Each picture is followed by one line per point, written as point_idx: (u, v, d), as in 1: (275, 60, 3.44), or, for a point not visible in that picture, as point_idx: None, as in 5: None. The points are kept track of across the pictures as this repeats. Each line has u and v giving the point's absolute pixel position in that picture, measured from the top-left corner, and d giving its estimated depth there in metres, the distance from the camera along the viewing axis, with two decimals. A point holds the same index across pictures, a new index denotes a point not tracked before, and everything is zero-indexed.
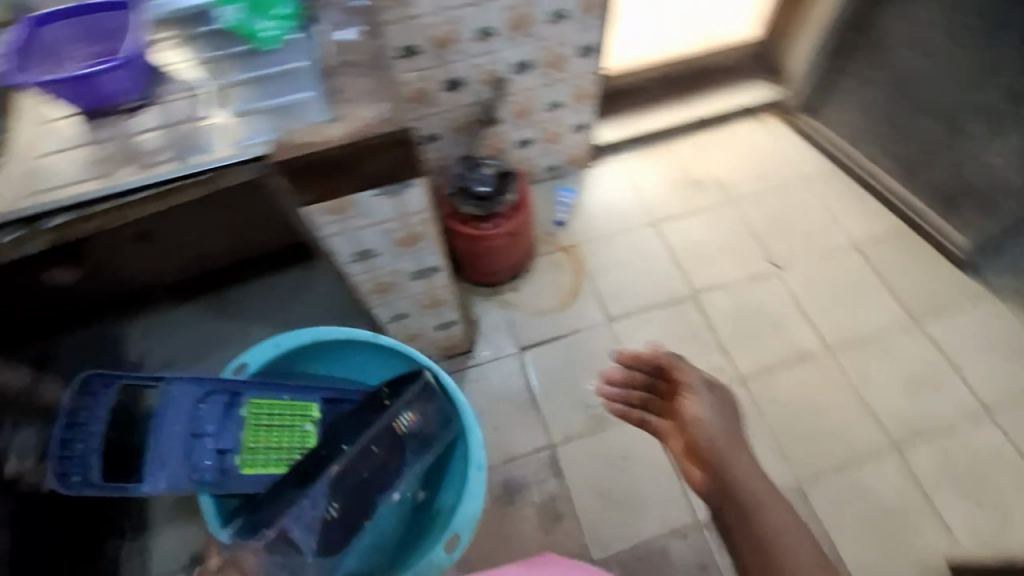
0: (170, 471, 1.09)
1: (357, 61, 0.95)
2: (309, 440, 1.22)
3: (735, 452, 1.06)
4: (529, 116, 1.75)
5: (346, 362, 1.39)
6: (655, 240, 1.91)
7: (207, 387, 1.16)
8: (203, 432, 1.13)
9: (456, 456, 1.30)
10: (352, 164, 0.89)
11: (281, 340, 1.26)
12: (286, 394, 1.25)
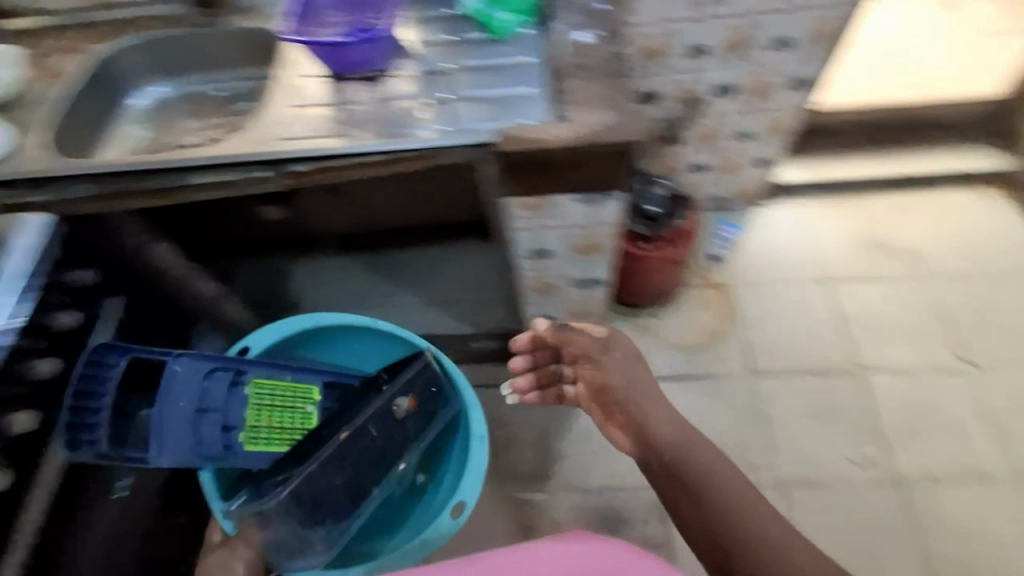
0: (170, 445, 1.08)
1: (588, 64, 0.92)
2: (310, 420, 1.26)
3: (658, 405, 0.98)
4: (711, 142, 1.60)
5: (345, 341, 1.41)
6: (822, 298, 1.73)
7: (212, 364, 1.16)
8: (211, 408, 1.14)
9: (460, 445, 1.35)
10: (566, 165, 0.87)
11: (287, 323, 1.30)
12: (290, 373, 1.27)
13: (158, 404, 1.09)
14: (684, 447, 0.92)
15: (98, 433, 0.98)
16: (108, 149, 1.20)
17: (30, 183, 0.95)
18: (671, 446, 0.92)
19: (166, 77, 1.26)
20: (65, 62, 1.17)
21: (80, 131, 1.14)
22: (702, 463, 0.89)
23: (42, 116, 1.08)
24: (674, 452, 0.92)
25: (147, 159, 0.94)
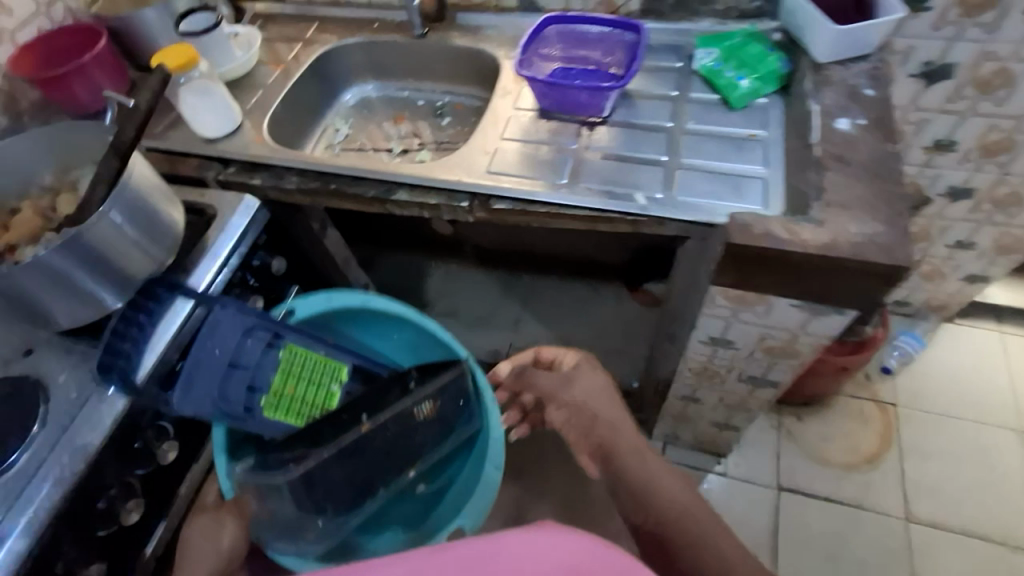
0: (197, 394, 0.81)
1: (849, 158, 0.79)
2: (333, 400, 0.92)
3: (613, 413, 0.88)
4: (919, 244, 1.39)
5: (393, 323, 1.12)
6: (1009, 450, 1.45)
7: (252, 316, 0.87)
8: (243, 361, 0.85)
9: (477, 468, 1.01)
10: (803, 272, 0.75)
11: (334, 296, 1.01)
12: (327, 347, 0.94)
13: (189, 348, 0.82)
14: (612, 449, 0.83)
15: (135, 363, 0.80)
16: (312, 141, 1.24)
17: (248, 167, 1.01)
18: (618, 463, 0.81)
19: (373, 80, 1.30)
20: (289, 53, 1.23)
21: (292, 121, 1.19)
22: (639, 467, 0.79)
23: (264, 103, 1.14)
24: (644, 475, 0.78)
25: (356, 167, 0.96)
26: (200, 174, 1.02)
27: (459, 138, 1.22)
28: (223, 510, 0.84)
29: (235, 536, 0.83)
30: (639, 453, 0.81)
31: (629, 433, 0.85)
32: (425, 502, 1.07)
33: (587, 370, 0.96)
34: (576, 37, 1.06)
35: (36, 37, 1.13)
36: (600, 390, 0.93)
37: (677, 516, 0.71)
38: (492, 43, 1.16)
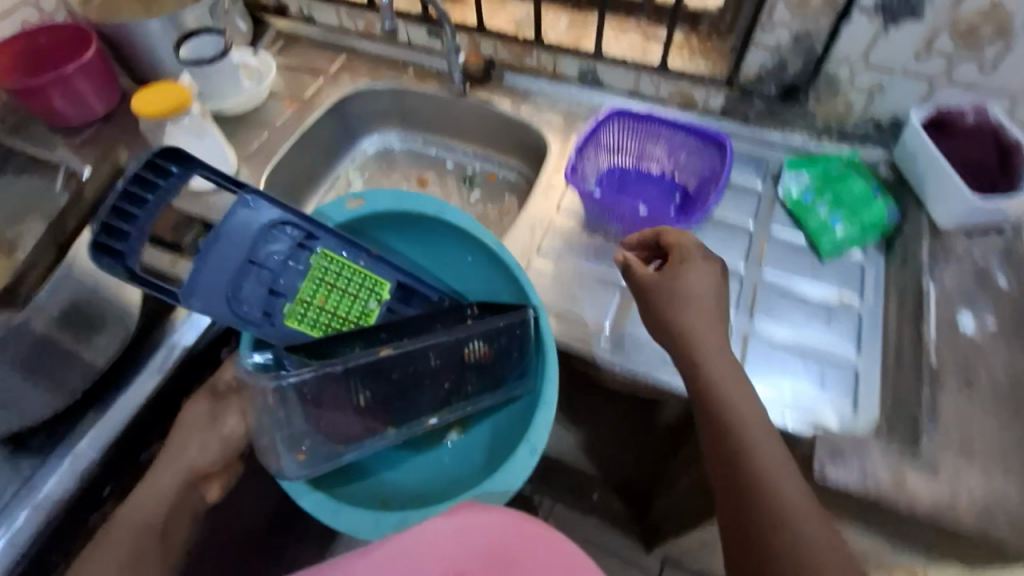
0: (210, 290, 0.62)
1: (976, 374, 0.63)
2: (372, 320, 0.77)
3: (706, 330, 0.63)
4: None
5: (452, 249, 0.83)
6: None
7: (288, 211, 0.67)
8: (266, 259, 0.67)
9: (509, 435, 0.77)
10: (901, 522, 0.59)
11: (406, 199, 0.78)
12: (365, 260, 0.76)
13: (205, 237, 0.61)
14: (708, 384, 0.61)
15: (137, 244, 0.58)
16: (318, 196, 1.07)
17: None
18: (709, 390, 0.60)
19: (399, 130, 1.13)
20: (308, 87, 1.06)
21: (300, 172, 1.03)
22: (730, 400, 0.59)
23: (269, 149, 0.97)
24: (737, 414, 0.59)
25: None
26: (177, 240, 0.81)
27: (488, 217, 1.06)
28: (222, 405, 0.67)
29: (231, 436, 0.67)
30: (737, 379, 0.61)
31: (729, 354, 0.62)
32: (447, 462, 0.80)
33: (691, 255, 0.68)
34: (641, 134, 0.90)
35: (14, 34, 0.95)
36: (706, 291, 0.65)
37: (755, 463, 0.56)
38: (543, 117, 1.00)
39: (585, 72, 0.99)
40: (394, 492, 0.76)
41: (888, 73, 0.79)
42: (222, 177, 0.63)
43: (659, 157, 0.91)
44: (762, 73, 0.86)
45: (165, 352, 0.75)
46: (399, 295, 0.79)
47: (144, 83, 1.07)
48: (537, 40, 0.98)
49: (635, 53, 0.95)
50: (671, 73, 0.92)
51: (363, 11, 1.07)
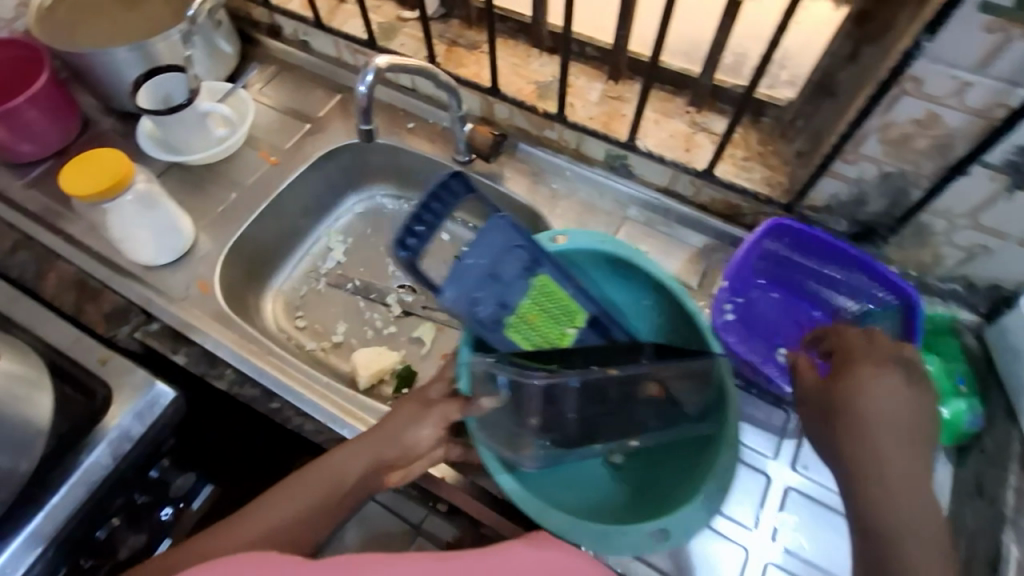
0: (462, 290, 0.58)
1: None
2: (567, 344, 0.65)
3: (890, 435, 0.51)
4: None
5: (630, 287, 0.71)
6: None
7: (520, 230, 0.61)
8: (504, 274, 0.61)
9: (691, 462, 0.62)
10: None
11: (608, 241, 0.68)
12: (572, 288, 0.64)
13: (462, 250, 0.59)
14: (880, 480, 0.50)
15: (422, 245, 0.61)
16: (293, 262, 0.91)
17: (174, 340, 0.73)
18: (876, 507, 0.49)
19: (394, 189, 0.97)
20: (292, 135, 0.91)
21: (271, 241, 0.87)
22: (899, 506, 0.49)
23: (234, 214, 0.83)
24: (897, 524, 0.49)
25: (311, 395, 0.69)
26: (110, 331, 0.72)
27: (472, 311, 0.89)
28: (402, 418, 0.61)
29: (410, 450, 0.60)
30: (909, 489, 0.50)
31: (922, 480, 0.50)
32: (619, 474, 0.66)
33: (883, 356, 0.55)
34: (803, 257, 0.70)
35: None
36: (889, 402, 0.52)
37: None
38: (557, 209, 0.84)
39: (613, 158, 0.82)
40: (574, 508, 0.61)
41: (1000, 239, 0.61)
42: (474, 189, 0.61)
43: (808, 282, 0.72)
44: (833, 204, 0.69)
45: (79, 482, 0.63)
46: (598, 331, 0.66)
47: (106, 110, 0.93)
48: (560, 115, 0.81)
49: (677, 147, 0.78)
50: (718, 181, 0.75)
51: (363, 47, 0.90)
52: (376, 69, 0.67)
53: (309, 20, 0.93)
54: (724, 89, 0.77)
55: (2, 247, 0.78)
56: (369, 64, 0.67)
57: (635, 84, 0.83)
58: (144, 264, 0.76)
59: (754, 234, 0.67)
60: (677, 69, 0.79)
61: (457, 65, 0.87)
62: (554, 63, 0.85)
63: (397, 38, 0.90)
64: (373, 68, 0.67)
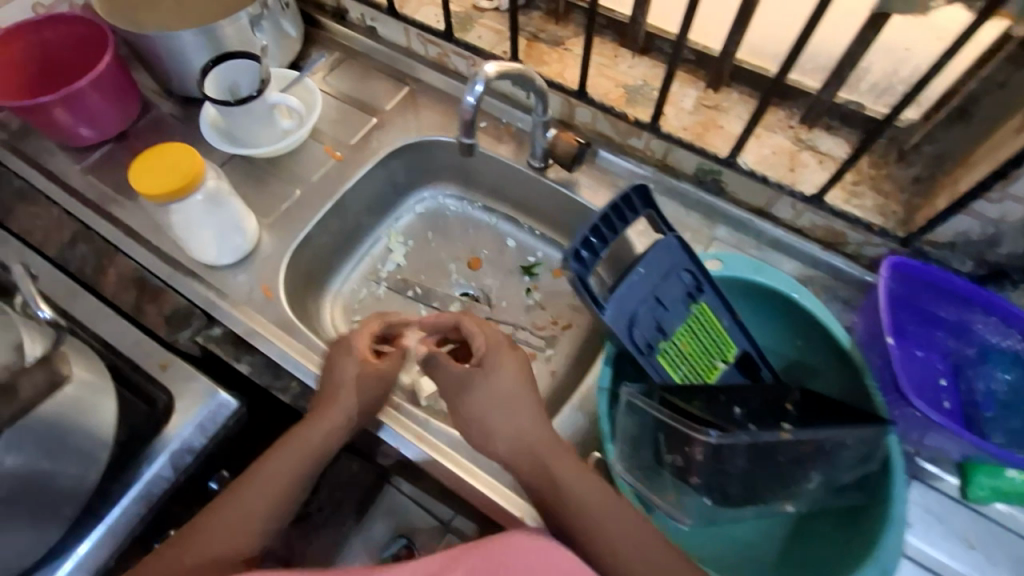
0: (622, 312, 0.51)
1: None
2: (714, 380, 0.57)
3: (526, 427, 0.54)
4: None
5: (775, 324, 0.63)
6: None
7: (690, 254, 0.54)
8: (667, 299, 0.53)
9: (853, 535, 0.52)
10: None
11: (766, 271, 0.60)
12: (729, 319, 0.57)
13: (635, 262, 0.52)
14: (544, 472, 0.52)
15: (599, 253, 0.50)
16: (352, 264, 0.87)
17: (236, 346, 0.69)
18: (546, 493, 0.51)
19: (459, 191, 0.92)
20: (356, 129, 0.86)
21: (331, 242, 0.83)
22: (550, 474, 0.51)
23: (297, 212, 0.79)
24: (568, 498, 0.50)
25: (379, 413, 0.65)
26: (171, 334, 0.69)
27: (535, 326, 0.83)
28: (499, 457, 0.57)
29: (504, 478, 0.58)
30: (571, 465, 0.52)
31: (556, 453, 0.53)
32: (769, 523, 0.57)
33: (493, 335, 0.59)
34: (936, 293, 0.64)
35: (16, 25, 0.78)
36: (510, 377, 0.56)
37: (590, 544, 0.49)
38: None
39: (704, 173, 0.76)
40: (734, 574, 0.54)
41: None
42: (656, 204, 0.51)
43: (942, 316, 0.66)
44: (959, 242, 0.63)
45: (138, 495, 0.61)
46: (743, 369, 0.59)
47: (167, 94, 0.89)
48: (652, 124, 0.75)
49: (780, 166, 0.72)
50: (824, 206, 0.69)
51: (438, 38, 0.85)
52: (486, 79, 0.61)
53: (381, 5, 0.87)
54: (837, 104, 0.70)
55: (61, 238, 0.76)
56: (479, 72, 0.61)
57: (734, 93, 0.76)
58: (206, 263, 0.72)
59: (883, 275, 0.61)
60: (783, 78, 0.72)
61: (538, 62, 0.82)
62: (644, 65, 0.79)
63: (474, 29, 0.85)
64: (484, 77, 0.61)
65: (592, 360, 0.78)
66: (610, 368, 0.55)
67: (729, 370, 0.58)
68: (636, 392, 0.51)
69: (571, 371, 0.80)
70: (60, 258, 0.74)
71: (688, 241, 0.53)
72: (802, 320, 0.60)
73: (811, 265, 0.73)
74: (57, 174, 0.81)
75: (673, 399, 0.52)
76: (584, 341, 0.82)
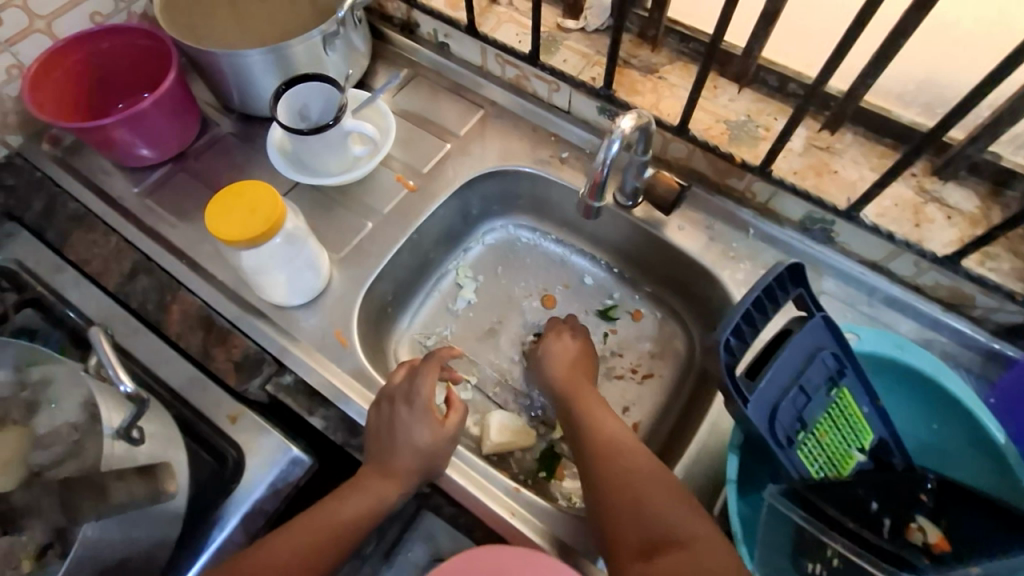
0: (765, 402, 0.45)
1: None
2: (848, 473, 0.51)
3: (594, 411, 0.61)
4: None
5: (909, 400, 0.56)
6: None
7: (837, 336, 0.48)
8: (811, 386, 0.47)
9: None
10: None
11: (908, 349, 0.54)
12: (872, 407, 0.50)
13: (783, 348, 0.45)
14: (590, 441, 0.58)
15: (747, 342, 0.44)
16: (418, 300, 0.82)
17: (309, 398, 0.64)
18: (591, 457, 0.56)
19: (531, 221, 0.87)
20: (429, 155, 0.81)
21: (400, 278, 0.78)
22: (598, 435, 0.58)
23: (369, 247, 0.74)
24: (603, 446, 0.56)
25: (473, 487, 0.59)
26: (239, 383, 0.64)
27: (615, 374, 0.78)
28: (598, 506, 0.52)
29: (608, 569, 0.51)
30: (612, 420, 0.60)
31: (608, 419, 0.59)
32: None
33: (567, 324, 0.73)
34: None
35: (71, 37, 0.72)
36: (576, 360, 0.68)
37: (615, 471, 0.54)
38: (739, 273, 0.71)
39: (812, 221, 0.70)
40: None
41: None
42: (810, 284, 0.46)
43: None
44: None
45: (207, 563, 0.56)
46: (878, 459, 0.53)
47: (226, 110, 0.83)
48: (761, 167, 0.69)
49: (903, 220, 0.65)
50: (957, 268, 0.62)
51: (520, 61, 0.79)
52: (624, 136, 0.58)
53: (458, 21, 0.81)
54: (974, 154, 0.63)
55: (121, 269, 0.71)
56: (617, 130, 0.58)
57: (848, 134, 0.69)
58: (275, 303, 0.68)
59: None
60: (907, 121, 0.65)
61: (629, 90, 0.76)
62: (747, 99, 0.73)
63: (559, 52, 0.79)
64: (620, 134, 0.58)
65: (682, 417, 0.72)
66: (735, 456, 0.49)
67: (866, 460, 0.51)
68: (776, 494, 0.47)
69: (655, 425, 0.75)
70: (119, 292, 0.70)
71: (839, 323, 0.47)
72: (946, 404, 0.54)
73: (931, 326, 0.67)
74: (114, 196, 0.76)
75: (815, 498, 0.47)
76: (668, 393, 0.76)
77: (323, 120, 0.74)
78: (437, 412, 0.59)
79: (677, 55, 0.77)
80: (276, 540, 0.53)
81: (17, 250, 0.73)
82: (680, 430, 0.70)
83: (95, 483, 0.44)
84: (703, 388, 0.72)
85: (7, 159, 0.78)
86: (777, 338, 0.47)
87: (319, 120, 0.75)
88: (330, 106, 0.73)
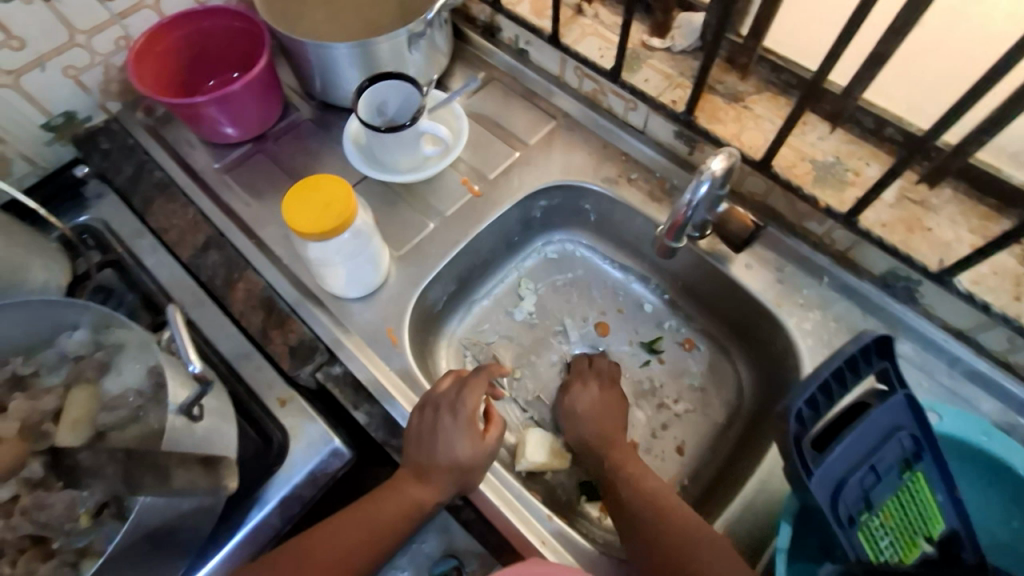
0: (833, 478, 0.44)
1: None
2: (913, 562, 0.47)
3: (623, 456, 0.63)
4: None
5: (989, 490, 0.52)
6: None
7: (913, 416, 0.46)
8: (881, 466, 0.45)
9: None
10: None
11: (995, 436, 0.50)
12: (947, 496, 0.47)
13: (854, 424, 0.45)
14: (619, 486, 0.60)
15: (818, 413, 0.43)
16: (469, 305, 0.82)
17: (355, 392, 0.66)
18: (622, 498, 0.58)
19: (591, 238, 0.85)
20: (497, 162, 0.80)
21: (454, 280, 0.78)
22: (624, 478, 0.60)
23: (429, 248, 0.74)
24: (629, 489, 0.58)
25: (505, 508, 0.59)
26: (292, 370, 0.65)
27: (652, 400, 0.76)
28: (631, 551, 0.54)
29: None
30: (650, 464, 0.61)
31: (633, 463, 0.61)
32: None
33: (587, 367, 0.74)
34: None
35: (176, 15, 0.75)
36: (597, 396, 0.70)
37: (638, 510, 0.56)
38: (807, 322, 0.67)
39: (895, 277, 0.65)
40: None
41: None
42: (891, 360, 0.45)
43: None
44: None
45: (246, 541, 0.59)
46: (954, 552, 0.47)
47: (307, 96, 0.86)
48: (847, 215, 0.64)
49: (1002, 291, 0.60)
50: None
51: (601, 76, 0.77)
52: (712, 177, 0.57)
53: (542, 30, 0.80)
54: None
55: (195, 241, 0.74)
56: (705, 171, 0.57)
57: (947, 189, 0.64)
58: (332, 293, 0.69)
59: None
60: (1019, 183, 0.60)
61: (710, 117, 0.73)
62: (836, 138, 0.69)
63: (641, 70, 0.76)
64: (709, 175, 0.57)
65: (726, 465, 0.69)
66: (787, 527, 0.48)
67: (934, 551, 0.47)
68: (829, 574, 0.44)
69: (695, 465, 0.72)
70: (192, 263, 0.73)
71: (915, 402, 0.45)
72: None
73: (1017, 409, 0.62)
74: (197, 170, 0.80)
75: None
76: (708, 431, 0.74)
77: (399, 119, 0.75)
78: (479, 425, 0.59)
79: (767, 85, 0.73)
80: (309, 535, 0.55)
81: (106, 212, 0.78)
82: (724, 478, 0.68)
83: (158, 466, 0.46)
84: (753, 437, 0.69)
85: (105, 124, 0.82)
86: (853, 408, 0.46)
87: (395, 116, 0.76)
88: (408, 105, 0.74)
